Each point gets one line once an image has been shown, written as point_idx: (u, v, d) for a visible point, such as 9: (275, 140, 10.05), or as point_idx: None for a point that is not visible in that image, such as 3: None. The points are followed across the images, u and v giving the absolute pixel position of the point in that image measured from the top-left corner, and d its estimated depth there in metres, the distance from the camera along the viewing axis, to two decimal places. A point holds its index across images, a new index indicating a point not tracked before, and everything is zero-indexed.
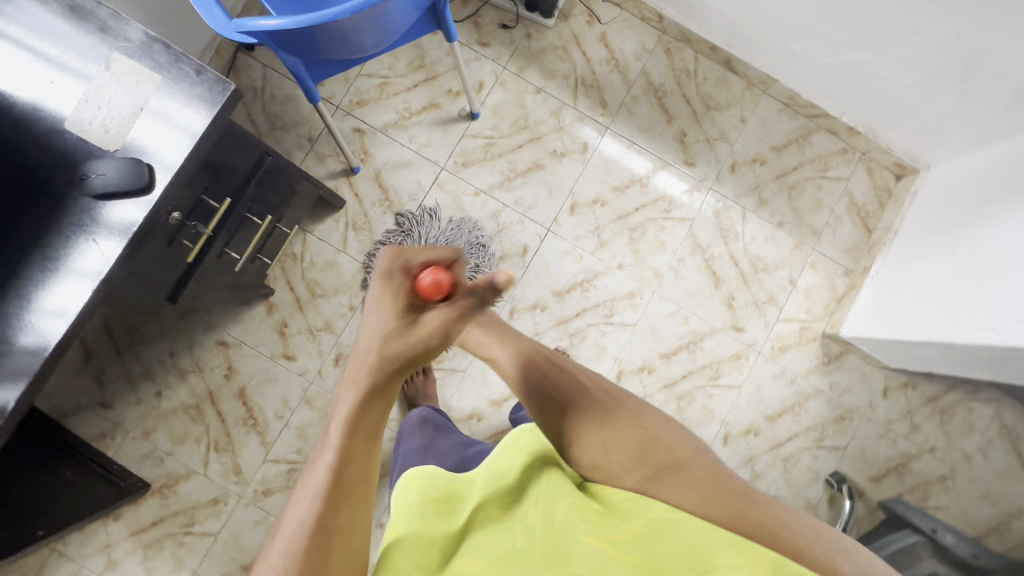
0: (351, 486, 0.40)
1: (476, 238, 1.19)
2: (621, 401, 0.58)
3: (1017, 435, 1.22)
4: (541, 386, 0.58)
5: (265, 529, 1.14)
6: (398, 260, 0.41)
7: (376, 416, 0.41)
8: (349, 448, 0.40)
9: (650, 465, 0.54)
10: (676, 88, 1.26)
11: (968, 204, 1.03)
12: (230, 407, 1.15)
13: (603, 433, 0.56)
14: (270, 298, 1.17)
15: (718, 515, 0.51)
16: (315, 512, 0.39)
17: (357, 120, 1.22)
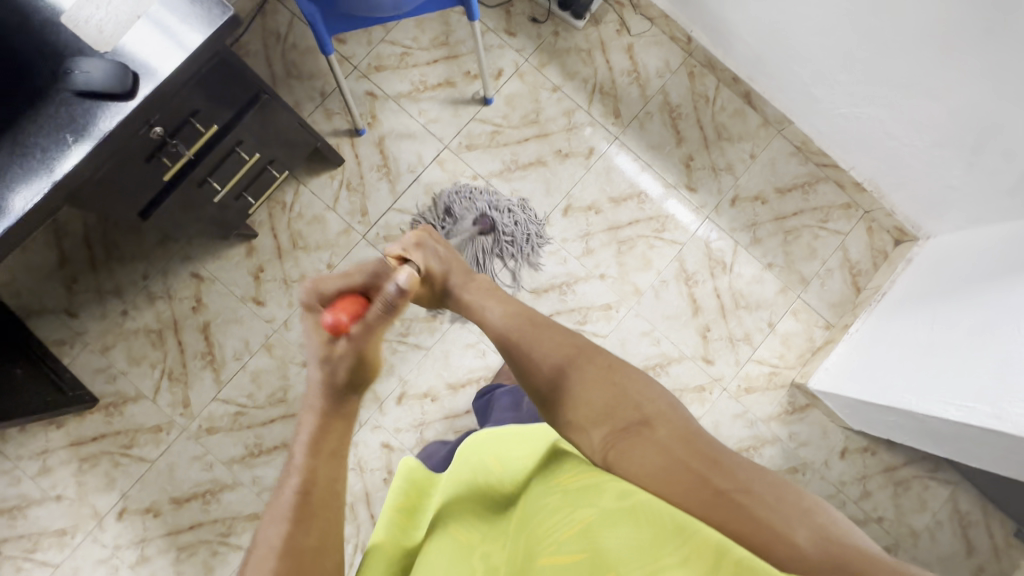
0: (315, 508, 0.48)
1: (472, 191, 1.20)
2: (595, 355, 0.60)
3: (969, 522, 1.21)
4: (517, 338, 0.63)
5: (201, 467, 1.13)
6: (313, 296, 0.58)
7: (335, 436, 0.52)
8: (314, 468, 0.50)
9: (616, 421, 0.56)
10: (692, 112, 1.25)
11: (967, 273, 1.00)
12: (191, 339, 1.16)
13: (574, 387, 0.58)
14: (252, 241, 1.18)
15: (678, 477, 0.50)
16: (282, 533, 0.46)
17: (371, 84, 1.22)
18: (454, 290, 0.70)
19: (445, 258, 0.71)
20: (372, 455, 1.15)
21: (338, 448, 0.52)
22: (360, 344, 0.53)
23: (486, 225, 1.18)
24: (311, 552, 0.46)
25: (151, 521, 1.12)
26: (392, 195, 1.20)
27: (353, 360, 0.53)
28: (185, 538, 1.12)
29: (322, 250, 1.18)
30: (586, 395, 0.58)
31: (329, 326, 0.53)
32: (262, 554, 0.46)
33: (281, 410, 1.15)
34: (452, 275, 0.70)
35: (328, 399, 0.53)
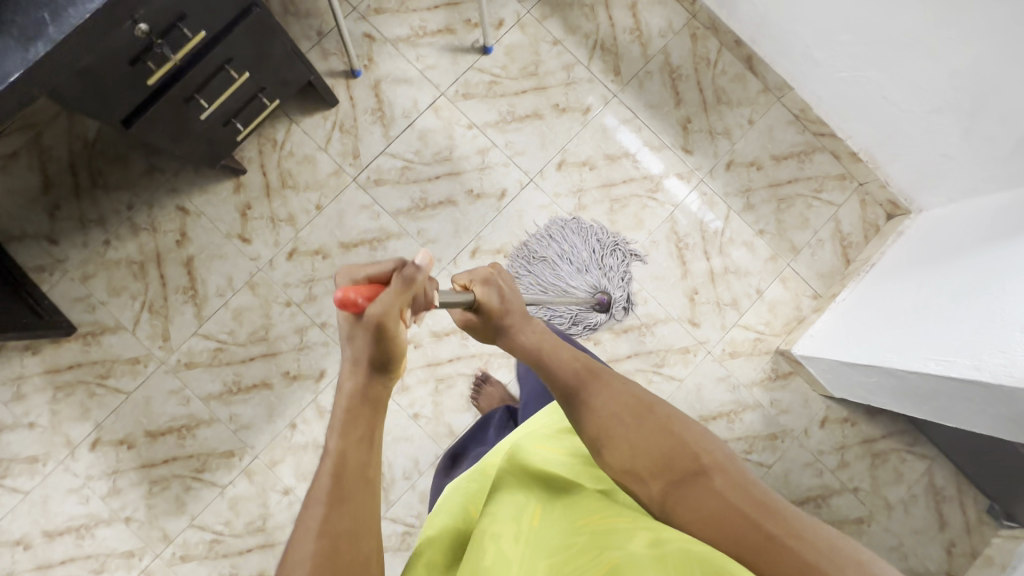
0: (348, 493, 0.46)
1: (603, 242, 1.19)
2: (650, 405, 0.58)
3: (942, 498, 1.22)
4: (572, 384, 0.62)
5: (178, 402, 1.12)
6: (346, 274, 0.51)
7: (362, 424, 0.49)
8: (344, 452, 0.48)
9: (673, 470, 0.54)
10: (692, 74, 1.24)
11: (957, 243, 1.00)
12: (174, 273, 1.14)
13: (631, 438, 0.56)
14: (241, 177, 1.16)
15: (735, 525, 0.48)
16: (319, 516, 0.44)
17: (369, 26, 1.20)
18: (511, 329, 0.68)
19: (507, 298, 0.69)
20: None
21: (369, 437, 0.49)
22: (380, 324, 0.47)
23: (604, 303, 1.17)
24: (346, 536, 0.44)
25: (125, 453, 1.11)
26: (385, 139, 1.19)
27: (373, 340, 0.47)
28: (159, 471, 1.11)
29: (311, 191, 1.17)
30: (642, 444, 0.55)
31: (335, 302, 0.46)
32: (299, 534, 0.44)
33: (263, 349, 1.14)
34: (510, 315, 0.68)
35: (358, 382, 0.50)
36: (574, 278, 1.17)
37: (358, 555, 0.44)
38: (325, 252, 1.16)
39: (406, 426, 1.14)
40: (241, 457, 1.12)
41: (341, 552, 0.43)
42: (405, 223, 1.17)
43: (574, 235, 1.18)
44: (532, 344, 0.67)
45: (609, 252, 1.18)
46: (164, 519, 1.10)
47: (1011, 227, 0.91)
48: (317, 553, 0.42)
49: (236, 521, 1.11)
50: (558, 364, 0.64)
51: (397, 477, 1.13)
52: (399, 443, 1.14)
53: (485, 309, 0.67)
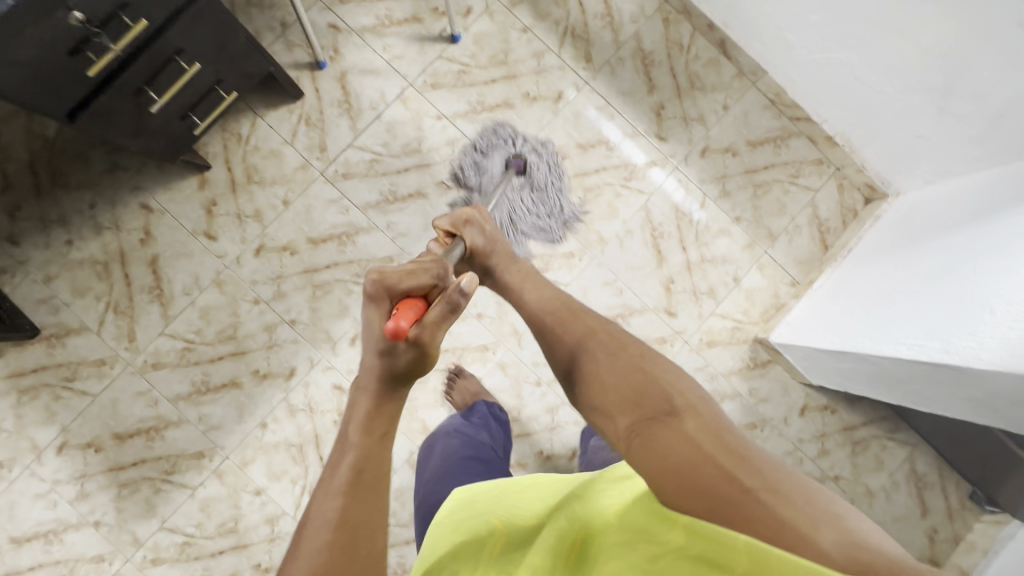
0: (365, 486, 0.52)
1: (546, 158, 1.18)
2: (627, 345, 0.63)
3: (924, 484, 1.22)
4: (553, 324, 0.69)
5: (146, 403, 1.10)
6: (379, 287, 0.63)
7: (384, 421, 0.57)
8: (366, 447, 0.54)
9: (641, 408, 0.56)
10: (665, 60, 1.22)
11: (933, 225, 0.98)
12: (139, 272, 1.12)
13: (607, 373, 0.61)
14: (205, 173, 1.14)
15: (702, 468, 0.48)
16: (338, 507, 0.49)
17: (334, 17, 1.17)
18: (495, 270, 0.81)
19: (490, 239, 0.82)
20: (324, 396, 1.12)
21: (389, 430, 0.57)
22: (426, 343, 0.59)
23: (520, 166, 1.16)
24: (364, 528, 0.49)
25: (92, 456, 1.09)
26: (353, 132, 1.17)
27: (418, 352, 0.58)
28: (128, 474, 1.09)
29: (278, 185, 1.15)
30: (617, 382, 0.59)
31: (389, 332, 0.57)
32: (317, 525, 0.48)
33: (231, 348, 1.12)
34: (495, 256, 0.81)
35: (383, 387, 0.58)
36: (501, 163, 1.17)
37: (371, 547, 0.49)
38: (293, 249, 1.14)
39: None
40: (211, 459, 1.10)
41: (360, 544, 0.48)
42: (375, 217, 1.15)
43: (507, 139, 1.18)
44: (513, 283, 0.78)
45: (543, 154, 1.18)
46: (134, 522, 1.08)
47: (997, 205, 0.88)
48: (335, 544, 0.47)
49: (208, 523, 1.09)
50: (541, 308, 0.72)
51: None
52: None
53: (470, 247, 0.81)
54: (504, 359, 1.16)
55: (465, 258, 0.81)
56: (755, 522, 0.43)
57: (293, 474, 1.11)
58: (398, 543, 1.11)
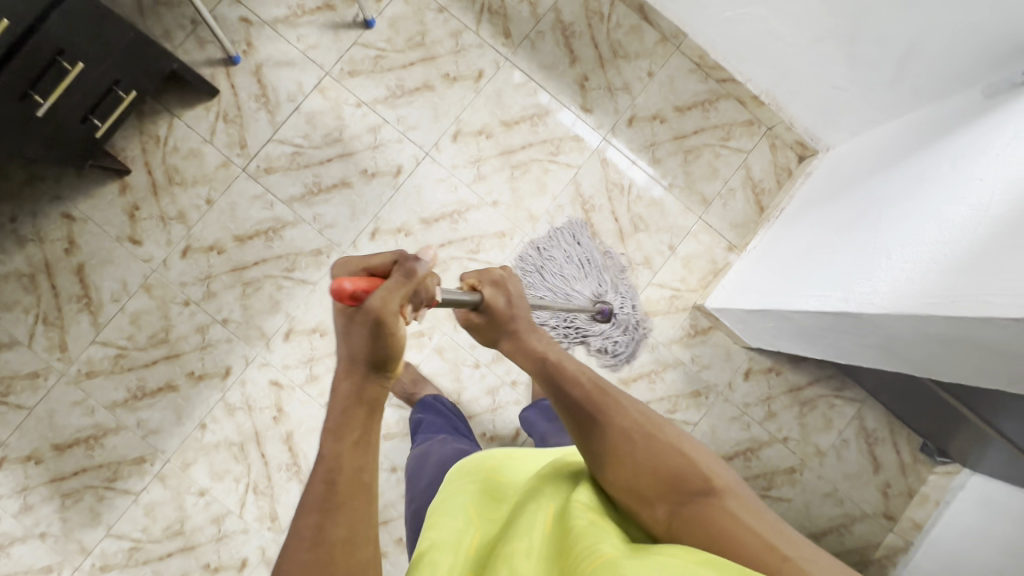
0: (345, 497, 0.44)
1: (616, 272, 1.17)
2: (660, 427, 0.61)
3: (875, 439, 1.21)
4: (584, 405, 0.64)
5: (83, 412, 1.10)
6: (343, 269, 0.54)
7: (356, 424, 0.46)
8: (341, 454, 0.45)
9: (678, 489, 0.56)
10: (586, 30, 1.20)
11: (858, 175, 0.96)
12: (66, 282, 1.11)
13: (646, 456, 0.58)
14: (126, 178, 1.13)
15: (747, 543, 0.49)
16: (314, 522, 0.43)
17: (245, 10, 1.16)
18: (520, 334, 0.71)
19: (515, 302, 0.71)
20: (261, 393, 1.12)
21: (363, 437, 0.46)
22: (380, 312, 0.47)
23: (605, 315, 1.13)
24: (343, 545, 0.42)
25: (33, 469, 1.09)
26: (272, 126, 1.15)
27: (374, 330, 0.46)
28: (70, 484, 1.09)
29: (199, 185, 1.14)
30: (651, 462, 0.58)
31: (332, 291, 0.47)
32: (293, 544, 0.42)
33: (165, 351, 1.12)
34: (519, 323, 0.72)
35: (352, 383, 0.47)
36: (583, 280, 1.15)
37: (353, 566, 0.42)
38: (220, 247, 1.13)
39: (319, 415, 1.13)
40: (152, 463, 1.10)
41: (336, 563, 0.42)
42: (300, 210, 1.15)
43: (581, 244, 1.16)
44: (540, 355, 0.69)
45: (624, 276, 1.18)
46: (80, 531, 1.09)
47: (913, 146, 0.85)
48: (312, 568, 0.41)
49: (154, 527, 1.09)
50: (567, 379, 0.67)
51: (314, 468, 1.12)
52: (313, 434, 1.12)
53: (493, 311, 0.71)
54: (441, 344, 1.15)
55: (483, 318, 0.71)
56: None
57: (235, 473, 1.11)
58: None
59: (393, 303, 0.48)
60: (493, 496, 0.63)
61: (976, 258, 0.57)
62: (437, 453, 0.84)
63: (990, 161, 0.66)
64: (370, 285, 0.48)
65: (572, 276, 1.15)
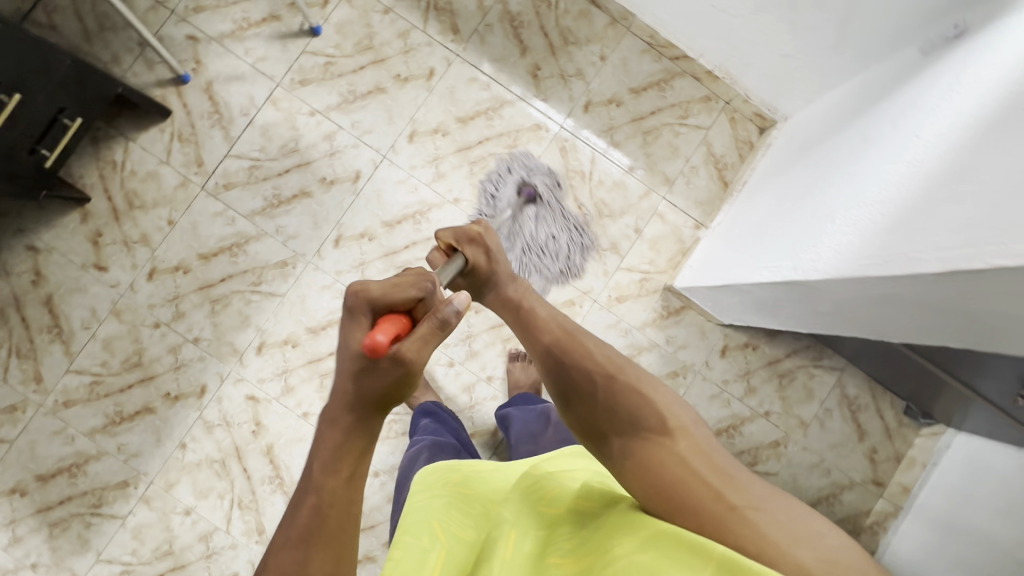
0: (328, 535, 0.43)
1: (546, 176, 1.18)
2: (625, 368, 0.60)
3: (858, 406, 1.20)
4: (548, 346, 0.64)
5: (63, 441, 1.11)
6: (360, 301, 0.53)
7: (352, 457, 0.46)
8: (325, 490, 0.44)
9: (636, 429, 0.55)
10: (534, 19, 1.19)
11: (813, 140, 0.95)
12: (36, 313, 1.12)
13: (605, 397, 0.58)
14: (87, 206, 1.13)
15: (693, 488, 0.49)
16: (292, 559, 0.41)
17: (191, 28, 1.16)
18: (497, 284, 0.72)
19: (494, 256, 0.72)
20: (238, 409, 1.12)
21: (358, 469, 0.46)
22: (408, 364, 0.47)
23: (531, 195, 1.17)
24: None
25: (18, 501, 1.09)
26: (227, 141, 1.15)
27: (399, 376, 0.47)
28: (56, 513, 1.10)
29: (160, 207, 1.14)
30: (612, 401, 0.58)
31: (369, 343, 0.46)
32: None
33: (139, 374, 1.12)
34: (497, 271, 0.72)
35: (353, 415, 0.46)
36: (508, 185, 1.17)
37: None
38: (185, 267, 1.14)
39: (298, 426, 1.13)
40: (136, 486, 1.11)
41: None
42: (262, 223, 1.15)
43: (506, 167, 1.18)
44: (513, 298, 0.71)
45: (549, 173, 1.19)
46: (70, 559, 1.09)
47: (863, 106, 0.84)
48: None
49: (142, 549, 1.10)
50: (537, 325, 0.67)
51: (298, 479, 1.12)
52: (293, 445, 1.12)
53: (472, 266, 0.72)
54: None
55: (466, 277, 0.72)
56: (732, 538, 0.44)
57: (219, 490, 1.11)
58: None
59: (424, 356, 0.48)
60: (462, 508, 0.59)
61: (905, 214, 0.56)
62: (422, 459, 0.80)
63: (926, 115, 0.65)
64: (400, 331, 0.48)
65: (500, 189, 1.17)
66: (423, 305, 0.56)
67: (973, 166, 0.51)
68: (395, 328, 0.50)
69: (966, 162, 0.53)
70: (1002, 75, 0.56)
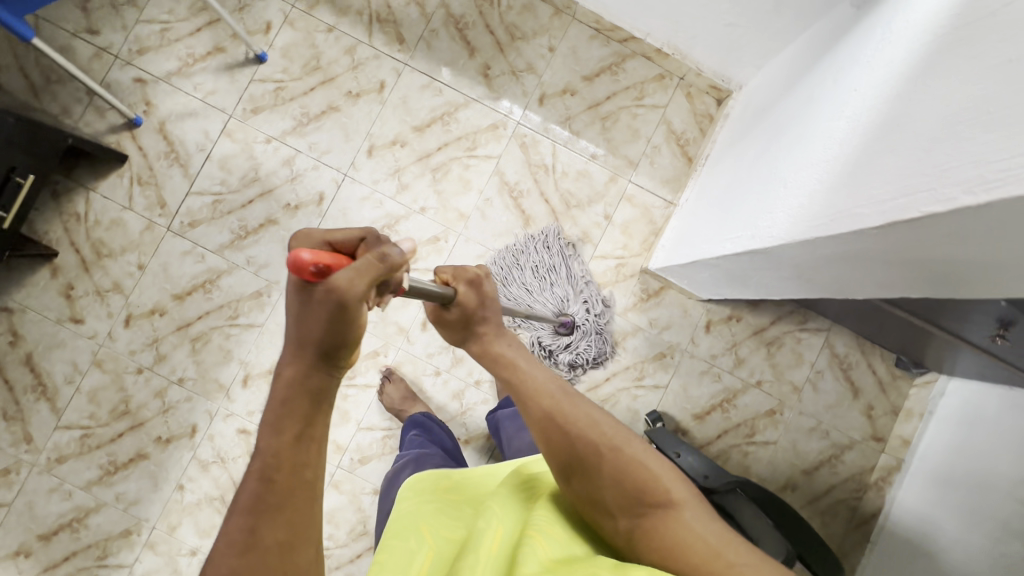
0: (286, 497, 0.38)
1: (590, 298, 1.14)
2: (627, 440, 0.57)
3: (849, 364, 1.20)
4: (549, 408, 0.58)
5: (61, 498, 1.10)
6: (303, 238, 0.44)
7: (299, 416, 0.40)
8: (277, 452, 0.39)
9: (640, 502, 0.53)
10: (478, 19, 1.19)
11: (765, 106, 0.94)
12: (18, 374, 1.12)
13: (611, 469, 0.55)
14: (55, 261, 1.13)
15: (696, 554, 0.48)
16: (245, 526, 0.37)
17: (137, 70, 1.16)
18: (484, 335, 0.65)
19: (488, 302, 0.65)
20: (231, 444, 1.12)
21: (307, 432, 0.40)
22: (340, 298, 0.39)
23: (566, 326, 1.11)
24: (281, 547, 0.37)
25: (24, 562, 1.09)
26: (187, 179, 1.15)
27: (331, 309, 0.39)
28: (63, 570, 1.10)
29: (128, 252, 1.14)
30: (616, 475, 0.54)
31: (290, 262, 0.38)
32: (219, 550, 0.36)
33: (128, 422, 1.12)
34: (485, 320, 0.65)
35: (298, 366, 0.40)
36: (547, 287, 1.12)
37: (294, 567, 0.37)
38: (161, 309, 1.13)
39: None
40: (139, 533, 1.10)
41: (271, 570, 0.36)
42: (232, 256, 1.14)
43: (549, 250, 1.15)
44: (504, 354, 0.63)
45: (604, 302, 1.16)
46: None
47: (807, 67, 0.84)
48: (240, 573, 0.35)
49: None
50: (531, 389, 0.60)
51: None
52: None
53: (460, 306, 0.63)
54: (398, 359, 1.15)
55: (450, 313, 0.64)
56: None
57: None
58: (342, 564, 1.10)
59: (360, 288, 0.39)
60: (449, 513, 0.58)
61: (848, 169, 0.56)
62: (407, 471, 0.80)
63: (864, 68, 0.65)
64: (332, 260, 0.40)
65: (537, 283, 1.13)
66: (366, 245, 0.45)
67: (906, 114, 0.51)
68: (333, 257, 0.41)
69: (902, 112, 0.52)
70: (927, 20, 0.55)
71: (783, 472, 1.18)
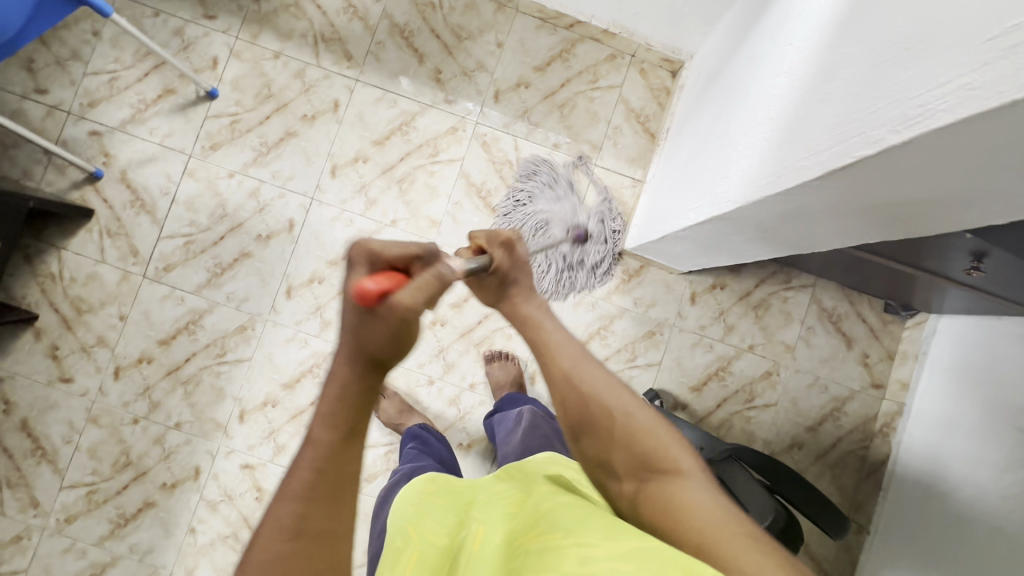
0: (332, 488, 0.39)
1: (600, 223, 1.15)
2: (641, 411, 0.56)
3: (838, 316, 1.20)
4: (565, 369, 0.59)
5: (75, 556, 1.11)
6: (364, 252, 0.43)
7: (354, 407, 0.39)
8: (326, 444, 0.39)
9: (646, 467, 0.52)
10: (422, 24, 1.18)
11: (715, 72, 0.94)
12: (16, 441, 1.12)
13: (621, 434, 0.55)
14: (37, 323, 1.13)
15: (695, 519, 0.46)
16: (295, 512, 0.37)
17: (91, 123, 1.16)
18: (513, 296, 0.65)
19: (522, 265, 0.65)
20: (236, 480, 1.12)
21: (358, 424, 0.40)
22: (407, 318, 0.38)
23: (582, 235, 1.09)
24: (325, 534, 0.38)
25: None
26: (155, 225, 1.15)
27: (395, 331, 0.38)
28: None
29: (108, 305, 1.14)
30: (625, 440, 0.54)
31: (363, 290, 0.38)
32: (270, 528, 0.37)
33: (132, 473, 1.12)
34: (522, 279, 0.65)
35: (354, 369, 0.39)
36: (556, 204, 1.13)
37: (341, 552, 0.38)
38: (148, 357, 1.14)
39: None
40: None
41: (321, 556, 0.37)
42: (211, 294, 1.14)
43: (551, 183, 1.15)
44: (530, 314, 0.63)
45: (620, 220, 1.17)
46: None
47: (750, 26, 0.83)
48: (293, 556, 0.36)
49: None
50: (551, 348, 0.61)
51: None
52: None
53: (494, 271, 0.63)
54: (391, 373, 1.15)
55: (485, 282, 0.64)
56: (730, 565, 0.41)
57: None
58: None
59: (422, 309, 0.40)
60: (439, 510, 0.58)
61: (791, 123, 0.56)
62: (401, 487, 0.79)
63: (797, 22, 0.64)
64: (394, 285, 0.39)
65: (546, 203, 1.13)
66: (422, 262, 0.45)
67: (836, 62, 0.51)
68: (391, 279, 0.40)
69: (833, 59, 0.51)
70: None
71: (788, 431, 1.18)
